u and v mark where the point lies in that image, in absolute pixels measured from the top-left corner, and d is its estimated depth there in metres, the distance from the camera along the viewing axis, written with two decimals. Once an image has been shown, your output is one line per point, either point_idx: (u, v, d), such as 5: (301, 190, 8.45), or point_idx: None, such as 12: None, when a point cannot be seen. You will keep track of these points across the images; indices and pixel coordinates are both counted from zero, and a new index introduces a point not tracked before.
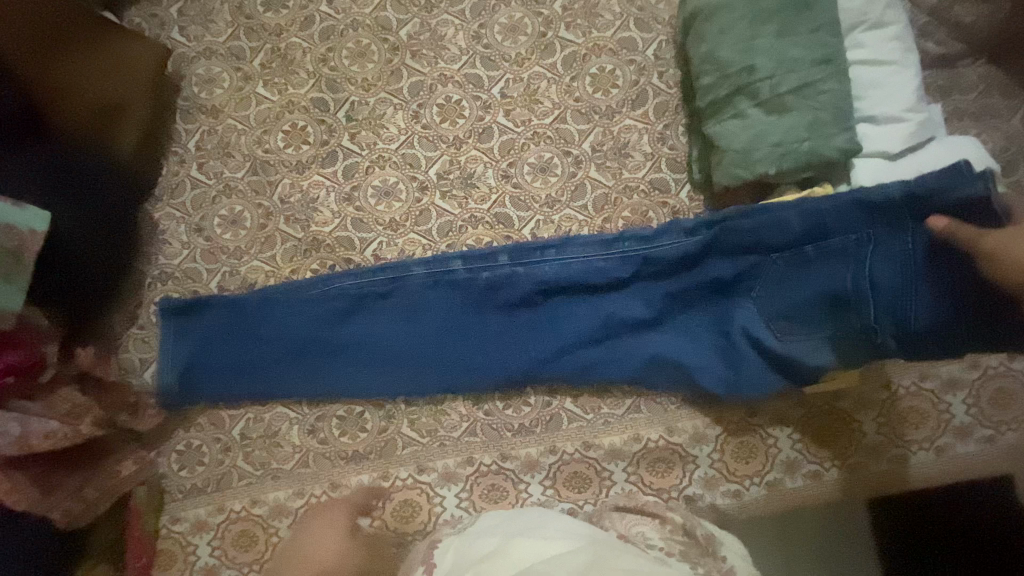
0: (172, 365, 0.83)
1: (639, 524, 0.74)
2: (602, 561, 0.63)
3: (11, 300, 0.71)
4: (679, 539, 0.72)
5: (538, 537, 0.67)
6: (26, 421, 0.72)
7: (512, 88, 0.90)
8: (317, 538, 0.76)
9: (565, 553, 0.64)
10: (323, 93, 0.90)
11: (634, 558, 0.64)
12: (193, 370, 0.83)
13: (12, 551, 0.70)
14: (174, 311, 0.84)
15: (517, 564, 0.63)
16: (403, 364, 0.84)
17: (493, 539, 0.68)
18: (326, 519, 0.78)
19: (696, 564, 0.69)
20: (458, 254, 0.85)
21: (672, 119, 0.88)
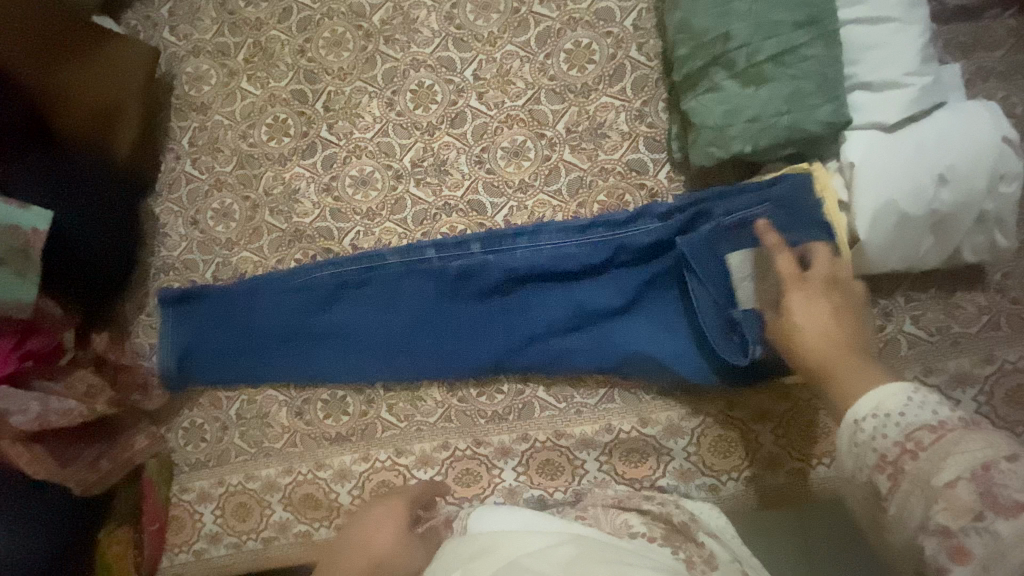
0: (172, 351, 0.89)
1: (626, 516, 0.71)
2: (585, 557, 0.57)
3: (24, 293, 0.78)
4: (660, 524, 0.70)
5: (520, 534, 0.62)
6: (46, 401, 0.80)
7: (484, 70, 0.87)
8: (374, 523, 0.69)
9: (550, 547, 0.59)
10: (302, 84, 0.92)
11: (615, 551, 0.59)
12: (190, 356, 0.89)
13: (38, 515, 0.78)
14: (173, 300, 0.90)
15: (502, 558, 0.58)
16: (378, 351, 0.86)
17: (481, 537, 0.63)
18: (387, 506, 0.72)
19: (678, 549, 0.65)
20: (432, 242, 0.85)
21: (650, 95, 0.83)
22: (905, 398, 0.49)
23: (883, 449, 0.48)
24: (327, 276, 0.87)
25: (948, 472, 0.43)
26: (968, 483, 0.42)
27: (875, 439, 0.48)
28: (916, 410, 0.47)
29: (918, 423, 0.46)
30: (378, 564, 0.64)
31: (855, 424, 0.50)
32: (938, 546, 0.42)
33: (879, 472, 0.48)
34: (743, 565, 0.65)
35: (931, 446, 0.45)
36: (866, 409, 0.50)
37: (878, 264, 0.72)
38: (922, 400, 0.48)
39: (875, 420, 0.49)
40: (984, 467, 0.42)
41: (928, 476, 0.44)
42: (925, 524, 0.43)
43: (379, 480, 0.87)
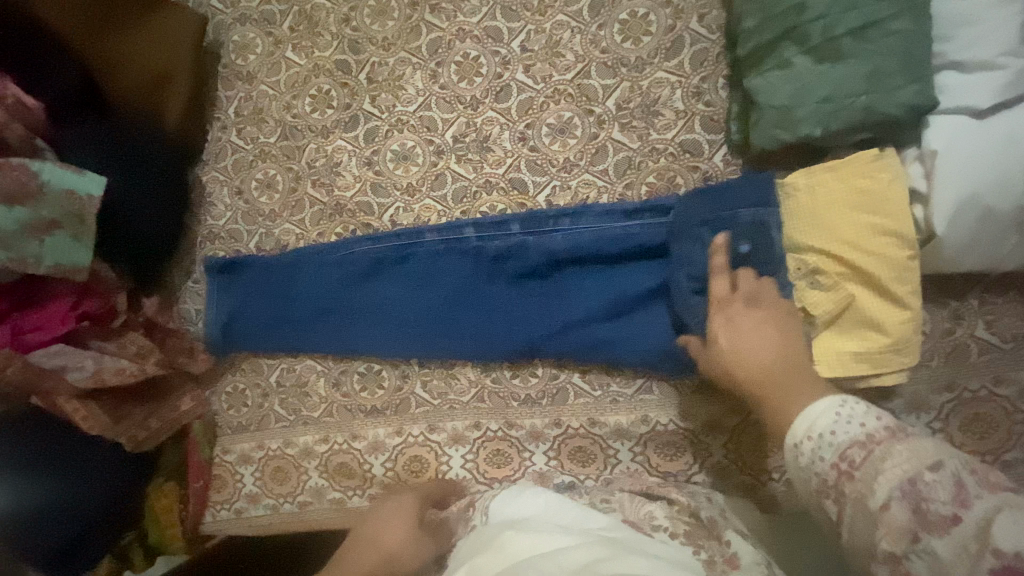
0: (217, 317, 0.91)
1: (652, 507, 0.69)
2: (600, 560, 0.55)
3: (80, 257, 0.82)
4: (684, 520, 0.67)
5: (538, 533, 0.60)
6: (99, 359, 0.85)
7: (533, 41, 0.83)
8: (386, 521, 0.70)
9: (563, 549, 0.57)
10: (346, 54, 0.91)
11: (639, 562, 0.55)
12: (234, 324, 0.91)
13: (93, 466, 0.87)
14: (219, 268, 0.91)
15: (512, 556, 0.57)
16: (412, 328, 0.85)
17: (493, 530, 0.64)
18: (399, 503, 0.75)
19: (700, 548, 0.62)
20: (471, 221, 0.84)
21: (710, 71, 0.77)
22: (835, 412, 0.49)
23: (822, 473, 0.47)
24: (366, 251, 0.87)
25: (881, 491, 0.42)
26: (899, 501, 0.41)
27: (814, 463, 0.48)
28: (845, 425, 0.47)
29: (850, 440, 0.46)
30: (389, 559, 0.63)
31: (796, 447, 0.50)
32: (889, 574, 0.41)
33: (825, 497, 0.47)
34: (772, 567, 0.62)
35: (863, 465, 0.45)
36: (802, 431, 0.50)
37: (951, 265, 0.67)
38: (849, 415, 0.47)
39: (811, 442, 0.49)
40: (910, 482, 0.42)
41: (865, 498, 0.44)
42: (874, 549, 0.42)
43: (411, 454, 0.88)
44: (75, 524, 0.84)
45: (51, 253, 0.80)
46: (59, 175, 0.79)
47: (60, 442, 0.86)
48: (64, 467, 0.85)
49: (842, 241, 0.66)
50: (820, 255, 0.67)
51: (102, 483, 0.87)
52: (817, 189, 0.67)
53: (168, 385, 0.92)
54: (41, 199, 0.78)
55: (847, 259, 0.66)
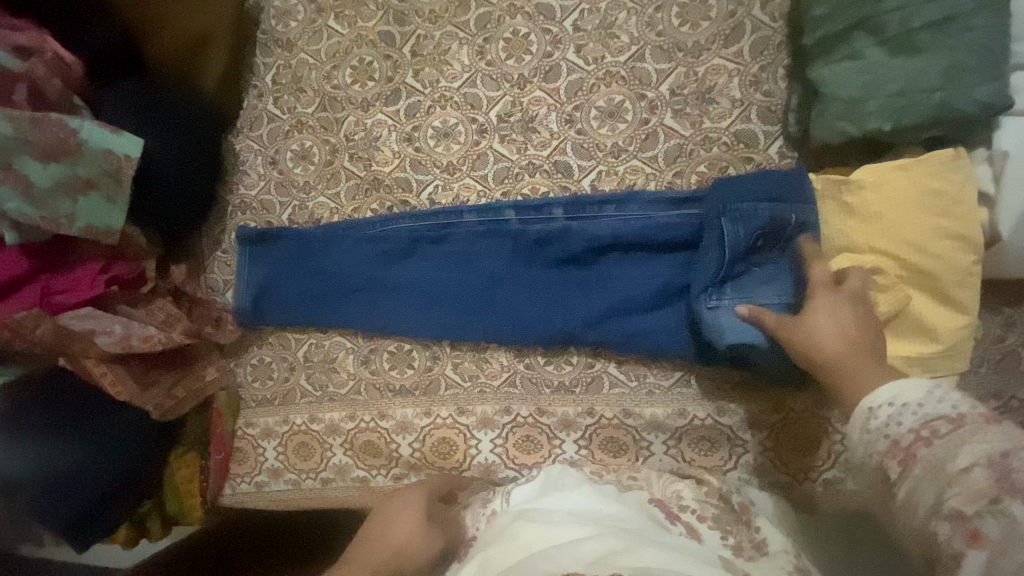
0: (248, 288, 0.90)
1: (677, 484, 0.69)
2: (619, 554, 0.52)
3: (115, 218, 0.80)
4: (714, 504, 0.66)
5: (551, 523, 0.59)
6: (128, 325, 0.84)
7: (586, 20, 0.81)
8: (396, 516, 0.69)
9: (577, 541, 0.55)
10: (390, 26, 0.89)
11: (658, 553, 0.52)
12: (265, 296, 0.90)
13: (97, 430, 0.85)
14: (251, 238, 0.90)
15: (524, 548, 0.56)
16: (447, 309, 0.84)
17: (510, 520, 0.62)
18: (405, 498, 0.73)
19: (727, 533, 0.62)
20: (512, 202, 0.82)
21: (771, 60, 0.75)
22: (926, 390, 0.47)
23: (896, 436, 0.46)
24: (402, 229, 0.86)
25: (964, 458, 0.41)
26: (984, 470, 0.40)
27: (890, 426, 0.47)
28: (936, 401, 0.45)
29: (938, 413, 0.44)
30: (398, 553, 0.63)
31: (869, 411, 0.48)
32: (952, 531, 0.40)
33: (889, 457, 0.45)
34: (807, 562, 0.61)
35: (946, 435, 0.43)
36: (882, 398, 0.48)
37: (1013, 269, 0.65)
38: (943, 393, 0.45)
39: (891, 408, 0.47)
40: (1003, 455, 0.40)
41: (941, 463, 0.42)
42: (936, 509, 0.41)
43: (439, 436, 0.87)
44: (74, 487, 0.84)
45: (84, 212, 0.79)
46: (98, 134, 0.77)
47: (65, 405, 0.84)
48: (65, 432, 0.83)
49: (905, 242, 0.65)
50: (877, 256, 0.66)
51: (100, 448, 0.85)
52: (884, 184, 0.66)
53: (194, 353, 0.90)
54: (78, 156, 0.77)
55: (907, 260, 0.65)
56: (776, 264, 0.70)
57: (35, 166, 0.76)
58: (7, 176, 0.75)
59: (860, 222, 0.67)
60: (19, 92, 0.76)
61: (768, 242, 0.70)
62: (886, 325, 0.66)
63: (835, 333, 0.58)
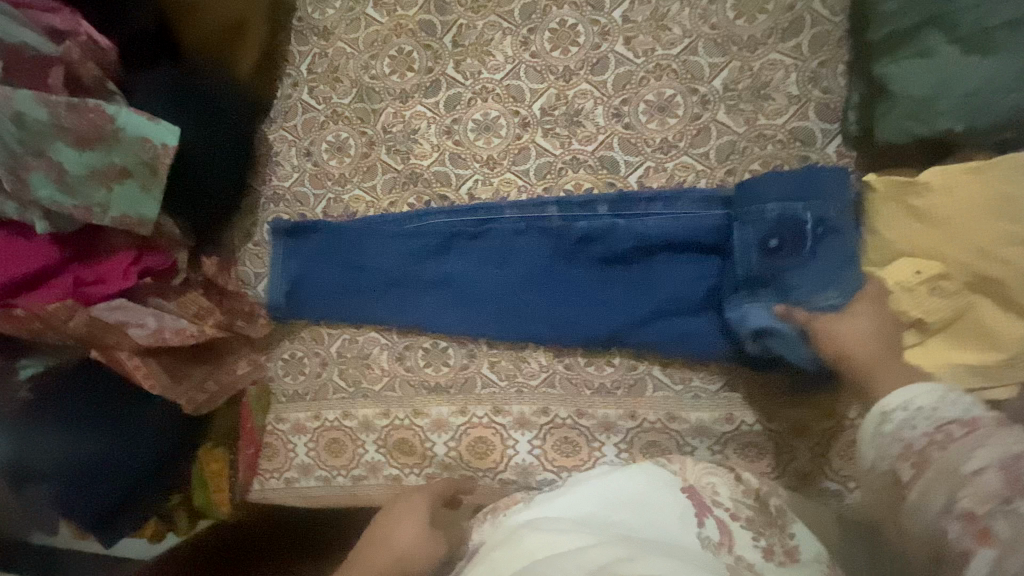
0: (281, 281, 0.88)
1: (711, 475, 0.65)
2: (622, 563, 0.47)
3: (149, 209, 0.78)
4: (748, 503, 0.62)
5: (556, 530, 0.56)
6: (160, 317, 0.83)
7: (637, 11, 0.78)
8: (396, 520, 0.65)
9: (583, 549, 0.50)
10: (431, 15, 0.86)
11: (667, 564, 0.48)
12: (299, 289, 0.88)
13: (84, 421, 0.82)
14: (286, 231, 0.88)
15: (528, 554, 0.53)
16: (486, 307, 0.82)
17: (513, 529, 0.59)
18: (408, 504, 0.69)
19: (759, 534, 0.59)
20: (555, 199, 0.80)
21: (830, 55, 0.73)
22: (937, 395, 0.48)
23: (910, 439, 0.47)
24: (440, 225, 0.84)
25: (976, 460, 0.40)
26: (996, 470, 0.39)
27: (903, 429, 0.48)
28: (949, 406, 0.46)
29: (953, 418, 0.45)
30: (402, 558, 0.59)
31: (883, 415, 0.50)
32: (962, 531, 0.38)
33: (903, 461, 0.46)
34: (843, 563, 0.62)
35: (960, 438, 0.43)
36: (895, 402, 0.49)
37: None
38: (957, 398, 0.46)
39: (906, 412, 0.48)
40: (1013, 457, 0.39)
41: (956, 464, 0.41)
42: (948, 509, 0.40)
43: (475, 435, 0.85)
44: (94, 485, 0.82)
45: (118, 202, 0.77)
46: (135, 122, 0.75)
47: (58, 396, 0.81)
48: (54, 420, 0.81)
49: (978, 251, 0.62)
50: (941, 262, 0.64)
51: (99, 442, 0.81)
52: (956, 188, 0.63)
53: (225, 347, 0.89)
54: (114, 144, 0.75)
55: (975, 267, 0.62)
56: (807, 260, 0.68)
57: (70, 154, 0.74)
58: (41, 163, 0.74)
59: (924, 226, 0.65)
60: (56, 76, 0.74)
61: (794, 237, 0.69)
62: (942, 330, 0.65)
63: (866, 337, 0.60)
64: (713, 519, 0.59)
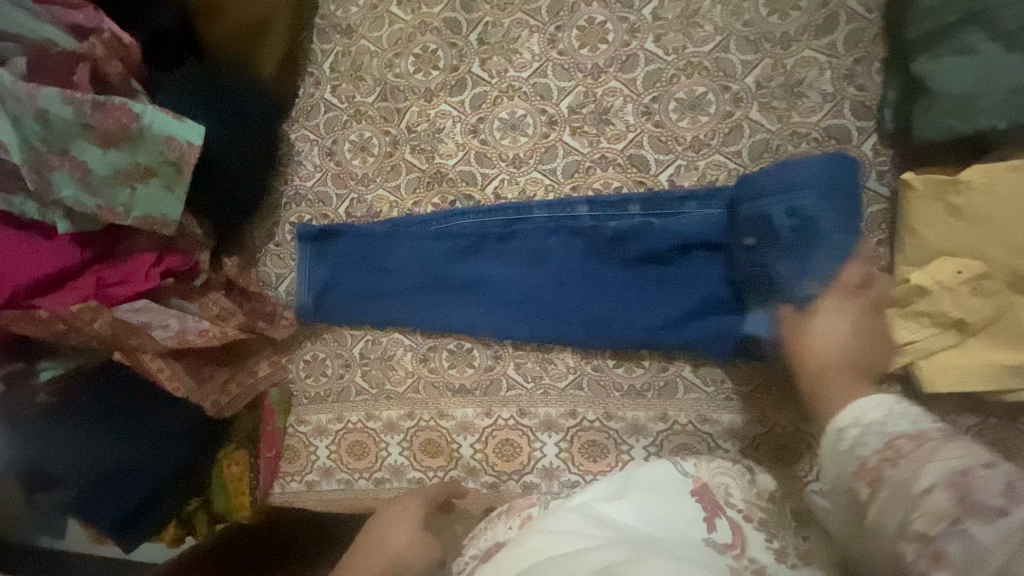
0: (310, 286, 0.87)
1: (722, 475, 0.63)
2: (623, 564, 0.47)
3: (172, 209, 0.77)
4: (761, 506, 0.61)
5: (562, 532, 0.54)
6: (183, 318, 0.82)
7: (667, 8, 0.78)
8: (388, 523, 0.64)
9: (584, 549, 0.50)
10: (456, 13, 0.85)
11: (668, 565, 0.48)
12: (328, 293, 0.87)
13: (80, 423, 0.79)
14: (311, 236, 0.87)
15: (533, 553, 0.52)
16: (517, 307, 0.81)
17: (516, 531, 0.59)
18: (401, 505, 0.68)
19: (772, 537, 0.58)
20: (584, 198, 0.79)
21: (866, 52, 0.72)
22: (887, 408, 0.48)
23: (864, 457, 0.46)
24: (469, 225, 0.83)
25: (925, 479, 0.40)
26: (946, 490, 0.39)
27: (856, 447, 0.47)
28: (897, 421, 0.47)
29: (899, 433, 0.45)
30: (397, 562, 0.59)
31: (838, 433, 0.49)
32: (918, 553, 0.38)
33: (859, 480, 0.45)
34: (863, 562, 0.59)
35: (909, 454, 0.43)
36: (848, 418, 0.49)
37: None
38: (904, 412, 0.47)
39: (858, 429, 0.48)
40: (962, 473, 0.39)
41: (907, 483, 0.41)
42: (903, 529, 0.39)
43: (502, 438, 0.84)
44: (112, 487, 0.80)
45: (141, 202, 0.76)
46: (160, 120, 0.74)
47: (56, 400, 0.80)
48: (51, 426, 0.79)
49: (1019, 249, 0.62)
50: (981, 261, 0.63)
51: (95, 444, 0.79)
52: (997, 185, 0.62)
53: (246, 348, 0.87)
54: (139, 143, 0.74)
55: (1016, 266, 0.62)
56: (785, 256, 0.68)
57: (94, 153, 0.74)
58: (65, 162, 0.73)
59: (965, 225, 0.64)
60: (81, 73, 0.73)
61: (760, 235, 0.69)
62: (984, 327, 0.65)
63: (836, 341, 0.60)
64: (724, 520, 0.58)
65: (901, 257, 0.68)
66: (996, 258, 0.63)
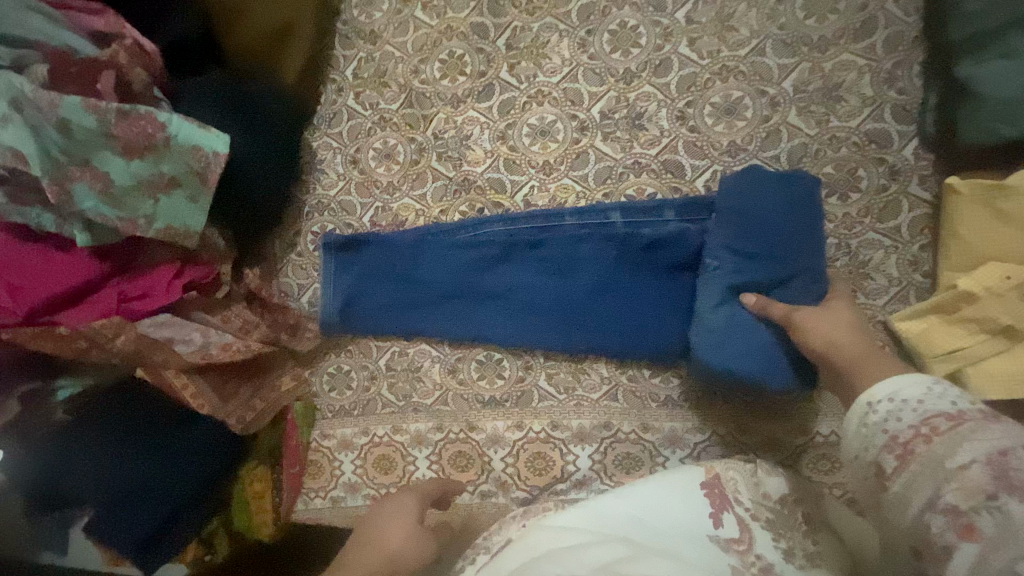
0: (334, 298, 0.85)
1: (731, 470, 0.63)
2: (624, 562, 0.47)
3: (195, 219, 0.75)
4: (769, 505, 0.60)
5: (560, 528, 0.55)
6: (206, 332, 0.79)
7: (701, 12, 0.77)
8: (383, 517, 0.62)
9: (583, 547, 0.50)
10: (483, 17, 0.84)
11: (664, 564, 0.47)
12: (353, 304, 0.84)
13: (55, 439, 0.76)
14: (336, 246, 0.84)
15: (530, 550, 0.53)
16: (546, 316, 0.80)
17: (519, 532, 0.58)
18: (398, 501, 0.66)
19: (779, 537, 0.57)
20: (618, 204, 0.77)
21: (905, 56, 0.72)
22: (926, 386, 0.45)
23: (895, 431, 0.44)
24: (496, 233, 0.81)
25: (962, 454, 0.39)
26: (982, 466, 0.38)
27: (887, 421, 0.45)
28: (934, 397, 0.44)
29: (937, 410, 0.42)
30: (391, 559, 0.56)
31: (868, 406, 0.47)
32: (945, 525, 0.38)
33: (887, 452, 0.44)
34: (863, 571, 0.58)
35: (946, 432, 0.41)
36: (882, 392, 0.46)
37: None
38: (942, 389, 0.44)
39: (891, 404, 0.45)
40: (1000, 452, 0.38)
41: (940, 459, 0.40)
42: (933, 503, 0.39)
43: (534, 450, 0.81)
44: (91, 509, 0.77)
45: (165, 213, 0.74)
46: (186, 129, 0.72)
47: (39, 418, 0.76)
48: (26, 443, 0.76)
49: None
50: None
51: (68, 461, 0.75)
52: None
53: (270, 362, 0.84)
54: (164, 153, 0.72)
55: None
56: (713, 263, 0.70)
57: (117, 163, 0.71)
58: (85, 173, 0.71)
59: (1013, 229, 0.63)
60: (105, 81, 0.71)
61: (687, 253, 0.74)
62: None
63: (844, 329, 0.59)
64: (732, 516, 0.58)
65: (943, 262, 0.68)
66: None
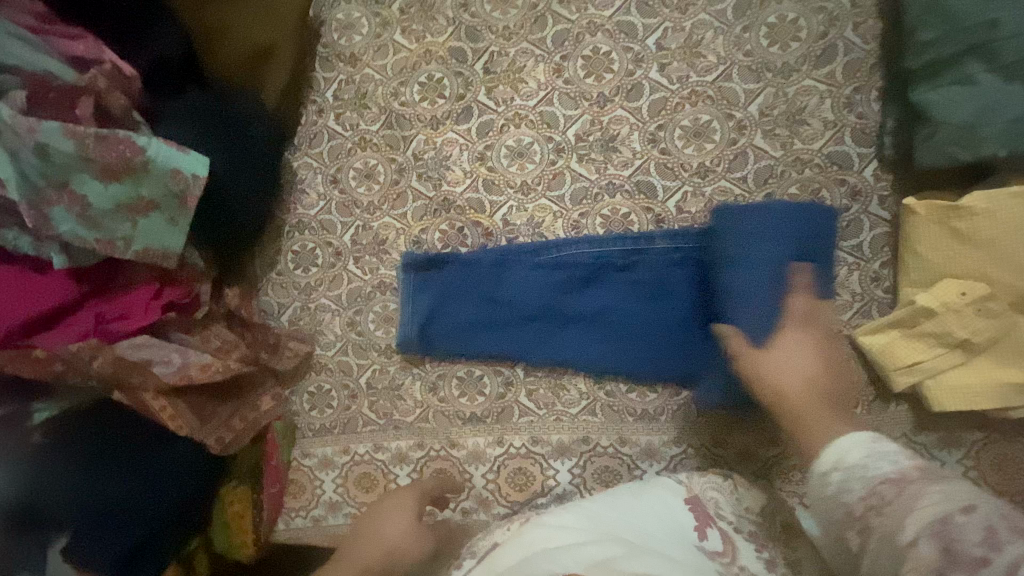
0: (413, 319, 0.84)
1: (711, 488, 0.64)
2: (618, 560, 0.50)
3: (174, 241, 0.75)
4: (750, 518, 0.63)
5: (555, 526, 0.57)
6: (185, 353, 0.79)
7: (670, 39, 0.80)
8: (384, 512, 0.64)
9: (578, 545, 0.52)
10: (461, 42, 0.86)
11: (657, 561, 0.51)
12: (433, 325, 0.83)
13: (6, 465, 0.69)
14: (419, 264, 0.84)
15: (525, 547, 0.54)
16: (616, 338, 0.79)
17: (511, 530, 0.60)
18: (398, 496, 0.67)
19: (762, 547, 0.60)
20: (670, 231, 0.78)
21: (863, 82, 0.76)
22: (871, 452, 0.50)
23: (848, 504, 0.48)
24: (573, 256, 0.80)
25: (908, 530, 0.42)
26: (929, 539, 0.40)
27: (842, 493, 0.49)
28: (877, 463, 0.49)
29: (883, 476, 0.47)
30: (390, 553, 0.59)
31: (823, 477, 0.52)
32: None
33: (849, 527, 0.48)
34: None
35: (894, 501, 0.45)
36: (828, 462, 0.52)
37: None
38: (886, 453, 0.49)
39: (841, 472, 0.51)
40: (940, 521, 0.41)
41: (893, 534, 0.43)
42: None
43: (515, 466, 0.82)
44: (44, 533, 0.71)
45: (143, 234, 0.74)
46: (166, 152, 0.72)
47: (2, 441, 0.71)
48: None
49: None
50: (987, 283, 0.65)
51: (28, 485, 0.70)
52: (1000, 211, 0.64)
53: (250, 383, 0.84)
54: (143, 176, 0.72)
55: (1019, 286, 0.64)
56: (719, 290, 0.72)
57: (94, 187, 0.72)
58: (63, 196, 0.71)
59: (969, 248, 0.66)
60: (84, 106, 0.72)
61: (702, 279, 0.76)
62: (991, 345, 0.66)
63: (797, 375, 0.61)
64: (716, 530, 0.60)
65: (904, 277, 0.70)
66: (1001, 280, 0.65)
